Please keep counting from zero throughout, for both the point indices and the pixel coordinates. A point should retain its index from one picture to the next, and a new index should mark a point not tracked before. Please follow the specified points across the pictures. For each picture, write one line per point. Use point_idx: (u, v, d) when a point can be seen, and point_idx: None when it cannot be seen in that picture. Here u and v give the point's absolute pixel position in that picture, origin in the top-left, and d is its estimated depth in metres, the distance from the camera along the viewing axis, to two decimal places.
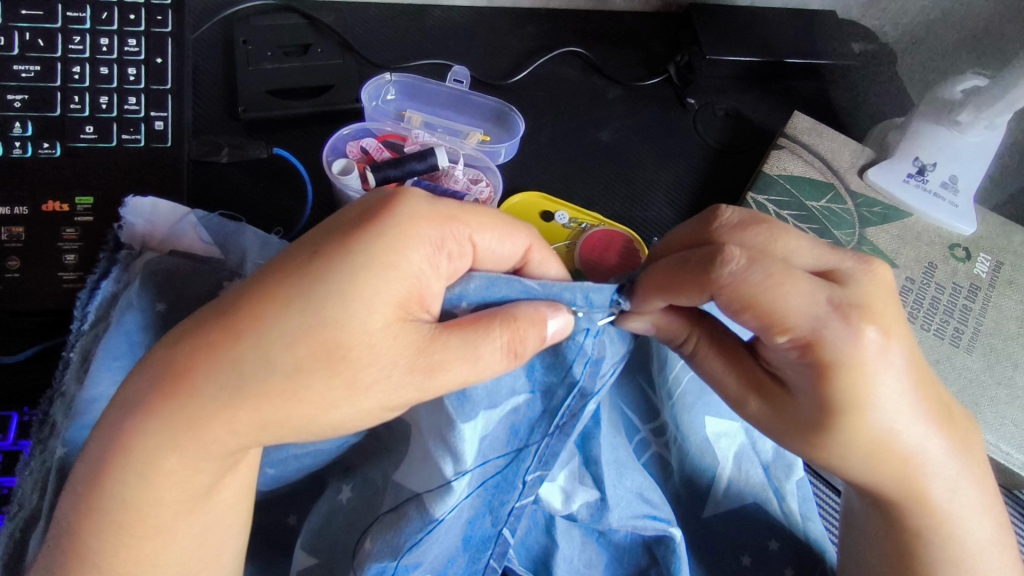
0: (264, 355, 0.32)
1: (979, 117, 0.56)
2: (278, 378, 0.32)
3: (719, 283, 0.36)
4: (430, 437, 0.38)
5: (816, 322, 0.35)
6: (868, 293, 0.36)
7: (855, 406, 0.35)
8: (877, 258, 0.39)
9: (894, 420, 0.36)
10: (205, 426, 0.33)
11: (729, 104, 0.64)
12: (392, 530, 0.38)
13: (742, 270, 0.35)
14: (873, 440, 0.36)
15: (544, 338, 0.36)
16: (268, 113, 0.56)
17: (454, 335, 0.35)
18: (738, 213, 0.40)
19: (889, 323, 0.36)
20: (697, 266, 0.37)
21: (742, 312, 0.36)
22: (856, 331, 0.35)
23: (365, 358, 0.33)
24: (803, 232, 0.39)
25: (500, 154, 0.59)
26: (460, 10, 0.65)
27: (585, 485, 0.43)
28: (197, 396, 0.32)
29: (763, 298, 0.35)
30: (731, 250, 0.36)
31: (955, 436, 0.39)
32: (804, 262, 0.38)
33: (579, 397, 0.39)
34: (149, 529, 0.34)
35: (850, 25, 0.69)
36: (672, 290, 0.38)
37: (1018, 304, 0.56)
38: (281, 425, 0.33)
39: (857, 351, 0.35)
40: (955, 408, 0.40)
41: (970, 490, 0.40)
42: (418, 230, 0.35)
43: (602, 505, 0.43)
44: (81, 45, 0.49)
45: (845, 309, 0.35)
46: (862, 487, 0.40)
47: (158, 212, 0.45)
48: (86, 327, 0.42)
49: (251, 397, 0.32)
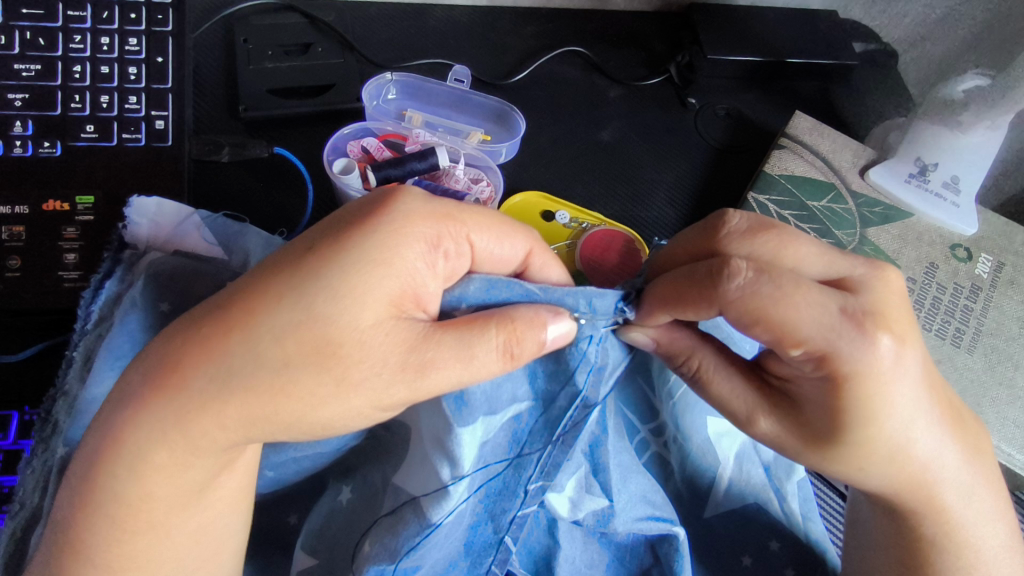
0: (254, 349, 0.32)
1: (982, 117, 0.56)
2: (266, 373, 0.32)
3: (727, 297, 0.36)
4: (429, 441, 0.38)
5: (830, 333, 0.34)
6: (882, 300, 0.36)
7: (872, 420, 0.35)
8: (889, 264, 0.39)
9: (911, 431, 0.36)
10: (194, 422, 0.33)
11: (730, 104, 0.64)
12: (388, 534, 0.38)
13: (750, 284, 0.35)
14: (888, 448, 0.36)
15: (543, 342, 0.35)
16: (268, 113, 0.56)
17: (448, 334, 0.34)
18: (746, 219, 0.39)
19: (902, 330, 0.36)
20: (703, 279, 0.37)
21: (751, 327, 0.35)
22: (871, 339, 0.34)
23: (355, 355, 0.33)
24: (812, 239, 0.39)
25: (501, 154, 0.59)
26: (461, 9, 0.65)
27: (592, 495, 0.43)
28: (185, 390, 0.33)
29: (774, 312, 0.34)
30: (737, 263, 0.36)
31: (966, 442, 0.39)
32: (813, 271, 0.38)
33: (582, 408, 0.39)
34: (141, 524, 0.34)
35: (851, 24, 0.68)
36: (678, 306, 0.38)
37: (1019, 304, 0.56)
38: (269, 420, 0.33)
39: (873, 360, 0.34)
40: (965, 414, 0.40)
41: (983, 496, 0.40)
42: (413, 227, 0.35)
43: (607, 512, 0.43)
44: (83, 44, 0.49)
45: (858, 318, 0.35)
46: (873, 497, 0.40)
47: (162, 212, 0.45)
48: (89, 327, 0.42)
49: (238, 391, 0.32)
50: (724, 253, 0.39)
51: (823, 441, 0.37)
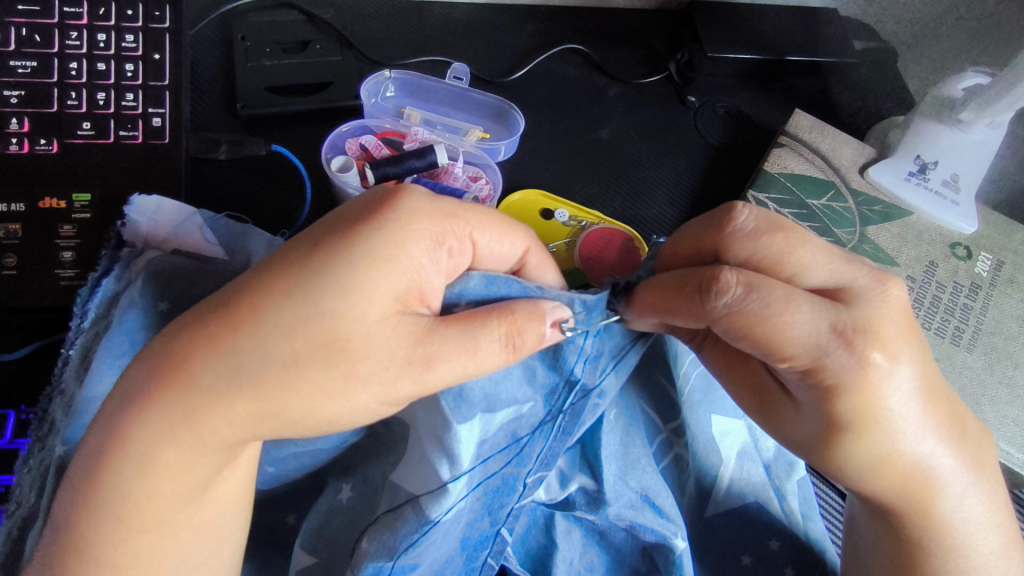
0: (262, 345, 0.32)
1: (981, 115, 0.56)
2: (274, 367, 0.32)
3: (714, 313, 0.36)
4: (427, 438, 0.38)
5: (816, 351, 0.34)
6: (876, 316, 0.35)
7: (862, 428, 0.35)
8: (894, 277, 0.38)
9: (898, 440, 0.36)
10: (200, 417, 0.33)
11: (730, 102, 0.64)
12: (387, 531, 0.38)
13: (738, 300, 0.35)
14: (873, 458, 0.36)
15: (543, 335, 0.35)
16: (267, 110, 0.56)
17: (452, 327, 0.34)
18: (753, 217, 0.38)
19: (896, 348, 0.35)
20: (692, 292, 0.37)
21: (740, 339, 0.36)
22: (860, 357, 0.34)
23: (362, 349, 0.33)
24: (813, 244, 0.38)
25: (500, 152, 0.58)
26: (460, 6, 0.64)
27: (582, 472, 0.44)
28: (192, 385, 0.33)
29: (759, 328, 0.35)
30: (727, 277, 0.36)
31: (965, 451, 0.38)
32: (812, 280, 0.37)
33: (581, 394, 0.40)
34: (147, 521, 0.34)
35: (853, 22, 0.68)
36: (667, 313, 0.38)
37: (1018, 303, 0.56)
38: (276, 416, 0.33)
39: (861, 376, 0.34)
40: (966, 420, 0.40)
41: (978, 502, 0.40)
42: (419, 224, 0.35)
43: (600, 496, 0.43)
44: (79, 41, 0.49)
45: (849, 335, 0.34)
46: (866, 499, 0.40)
47: (163, 211, 0.44)
48: (87, 325, 0.41)
49: (246, 386, 0.32)
50: (727, 255, 0.38)
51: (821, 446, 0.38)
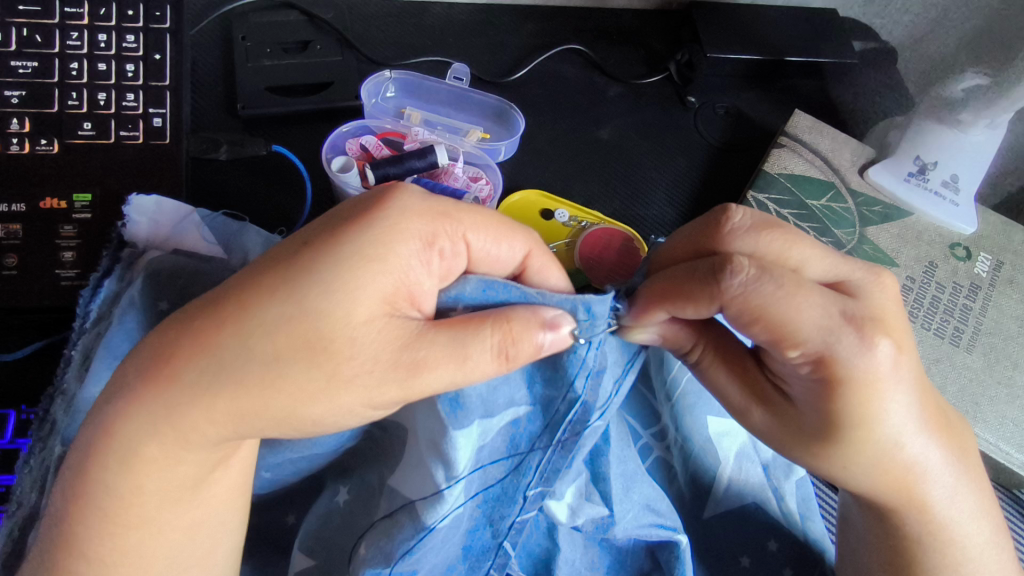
0: (244, 342, 0.32)
1: (980, 117, 0.56)
2: (256, 366, 0.32)
3: (728, 293, 0.36)
4: (424, 445, 0.38)
5: (827, 336, 0.34)
6: (879, 305, 0.37)
7: (865, 421, 0.36)
8: (887, 270, 0.39)
9: (895, 438, 0.36)
10: (183, 414, 0.33)
11: (730, 102, 0.64)
12: (384, 537, 0.38)
13: (751, 281, 0.35)
14: (878, 451, 0.37)
15: (540, 345, 0.35)
16: (268, 109, 0.56)
17: (442, 334, 0.34)
18: (750, 215, 0.39)
19: (901, 337, 0.36)
20: (704, 276, 0.37)
21: (750, 325, 0.36)
22: (868, 342, 0.35)
23: (347, 350, 0.32)
24: (812, 240, 0.39)
25: (500, 153, 0.59)
26: (461, 7, 0.64)
27: (591, 502, 0.43)
28: (176, 380, 0.33)
29: (774, 310, 0.35)
30: (740, 260, 0.36)
31: (954, 448, 0.39)
32: (815, 273, 0.38)
33: (581, 413, 0.38)
34: (133, 518, 0.34)
35: (853, 23, 0.68)
36: (679, 301, 0.38)
37: (1018, 303, 0.56)
38: (257, 414, 0.33)
39: (871, 364, 0.34)
40: (951, 416, 0.40)
41: (968, 497, 0.40)
42: (408, 224, 0.35)
43: (607, 521, 0.43)
44: (79, 41, 0.49)
45: (858, 322, 0.35)
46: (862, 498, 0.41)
47: (162, 211, 0.45)
48: (88, 325, 0.41)
49: (228, 385, 0.32)
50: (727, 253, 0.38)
51: (820, 442, 0.38)
